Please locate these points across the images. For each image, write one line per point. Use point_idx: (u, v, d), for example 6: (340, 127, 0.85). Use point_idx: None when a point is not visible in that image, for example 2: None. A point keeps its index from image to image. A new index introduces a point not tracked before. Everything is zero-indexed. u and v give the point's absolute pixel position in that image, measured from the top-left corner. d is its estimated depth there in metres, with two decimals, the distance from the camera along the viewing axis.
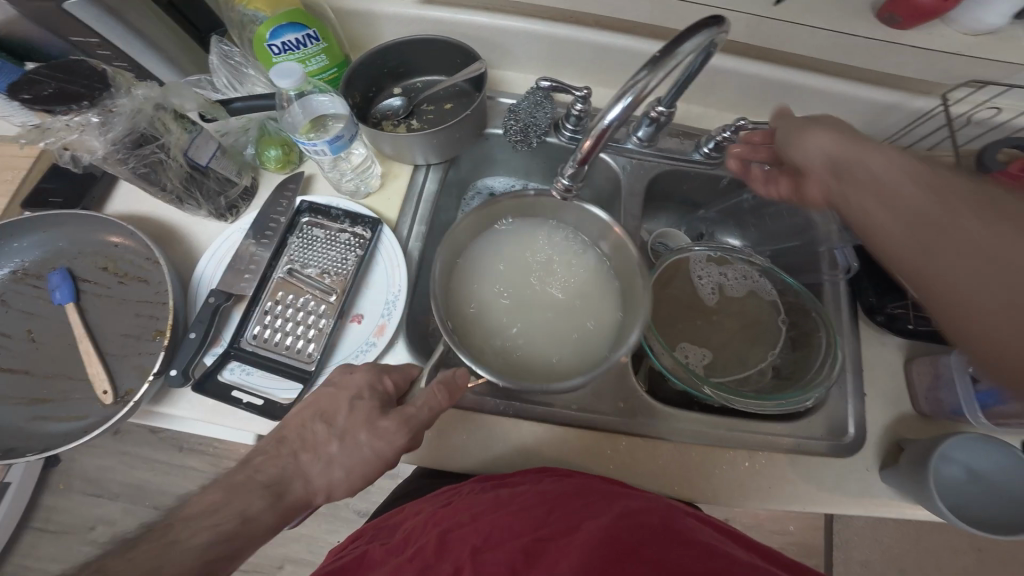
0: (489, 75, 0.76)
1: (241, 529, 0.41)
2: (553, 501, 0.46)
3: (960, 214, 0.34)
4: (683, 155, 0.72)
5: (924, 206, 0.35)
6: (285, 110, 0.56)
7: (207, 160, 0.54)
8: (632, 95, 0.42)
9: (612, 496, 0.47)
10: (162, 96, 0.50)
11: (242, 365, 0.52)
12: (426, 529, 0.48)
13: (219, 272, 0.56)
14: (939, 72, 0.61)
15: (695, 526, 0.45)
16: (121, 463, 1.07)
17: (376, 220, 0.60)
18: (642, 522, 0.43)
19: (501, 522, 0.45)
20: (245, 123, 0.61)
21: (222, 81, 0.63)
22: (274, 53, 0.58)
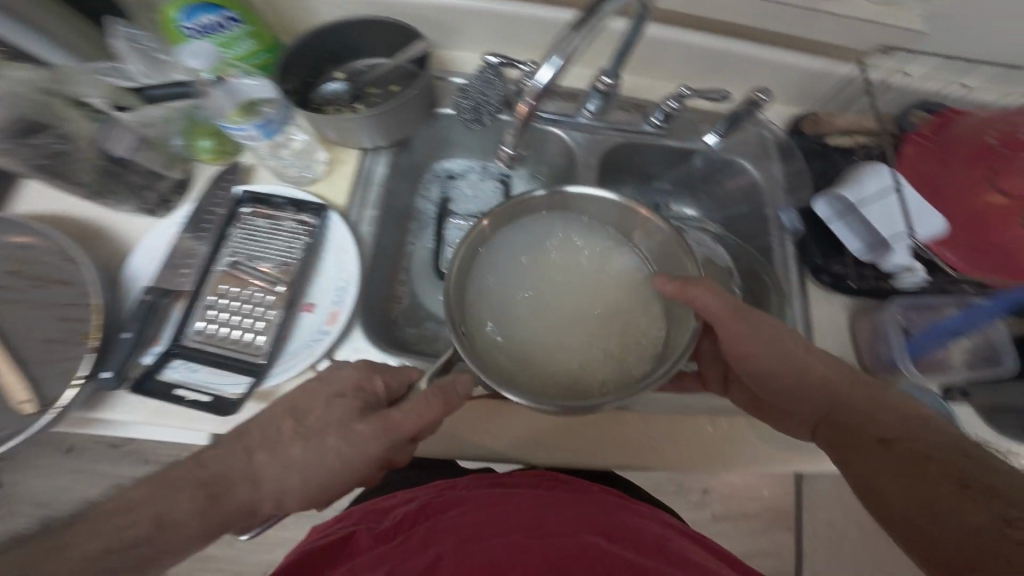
0: (438, 56, 0.74)
1: (156, 533, 0.39)
2: (549, 508, 0.49)
3: (844, 395, 0.50)
4: (634, 127, 0.73)
5: (828, 389, 0.51)
6: (206, 97, 0.54)
7: (125, 150, 0.55)
8: (559, 56, 0.45)
9: (609, 509, 0.51)
10: (49, 83, 0.53)
11: (186, 363, 0.51)
12: (417, 516, 0.51)
13: (153, 267, 0.55)
14: (857, 38, 0.66)
15: (684, 549, 0.48)
16: (79, 481, 1.04)
17: (321, 206, 0.59)
18: (635, 542, 0.46)
19: (494, 517, 0.47)
20: (167, 113, 0.57)
21: (136, 69, 0.59)
22: (191, 36, 0.56)
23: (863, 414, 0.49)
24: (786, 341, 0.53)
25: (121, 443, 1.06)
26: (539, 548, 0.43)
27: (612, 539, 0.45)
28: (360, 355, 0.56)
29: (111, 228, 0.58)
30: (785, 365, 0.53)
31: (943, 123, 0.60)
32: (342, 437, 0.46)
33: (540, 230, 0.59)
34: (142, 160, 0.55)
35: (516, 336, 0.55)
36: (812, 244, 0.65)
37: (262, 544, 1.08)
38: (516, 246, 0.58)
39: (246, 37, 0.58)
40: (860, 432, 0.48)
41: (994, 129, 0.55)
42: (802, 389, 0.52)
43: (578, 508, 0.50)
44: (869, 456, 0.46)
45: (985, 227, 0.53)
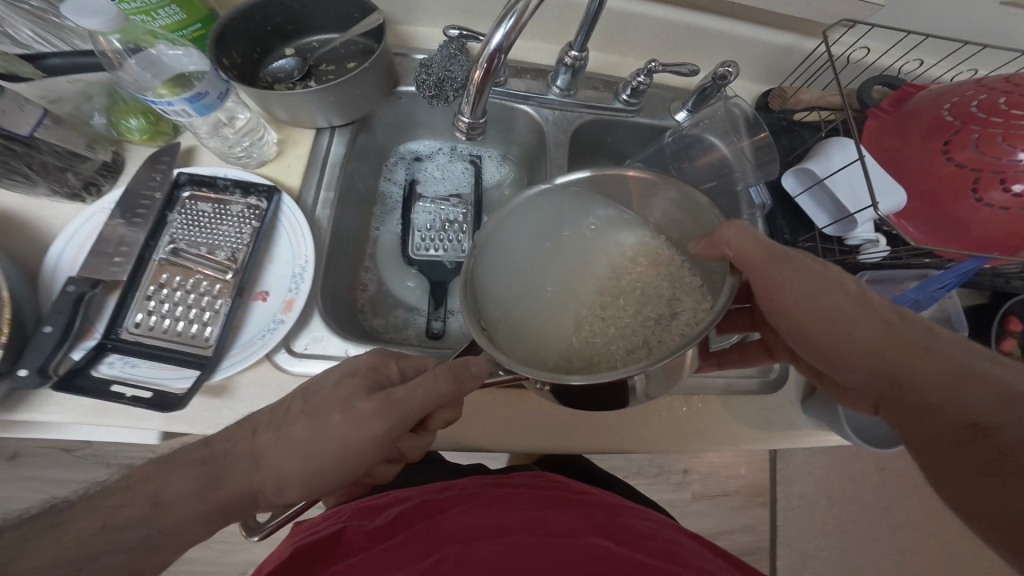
0: (397, 30, 0.71)
1: (149, 515, 0.36)
2: (553, 509, 0.47)
3: (919, 365, 0.40)
4: (605, 103, 0.72)
5: (900, 360, 0.40)
6: (120, 70, 0.50)
7: (29, 127, 0.48)
8: (513, 17, 0.41)
9: (614, 515, 0.49)
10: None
11: (124, 357, 0.48)
12: (415, 514, 0.48)
13: (81, 255, 0.51)
14: (819, 11, 0.65)
15: (698, 554, 0.45)
16: (27, 491, 0.99)
17: (270, 188, 0.56)
18: (645, 544, 0.44)
19: (497, 518, 0.46)
20: (86, 87, 0.56)
21: (29, 34, 0.56)
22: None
23: (948, 393, 0.38)
24: (843, 303, 0.42)
25: (74, 450, 1.00)
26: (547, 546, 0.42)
27: (623, 541, 0.44)
28: (320, 344, 0.53)
29: (30, 215, 0.53)
30: (839, 337, 0.42)
31: (903, 94, 0.60)
32: (344, 416, 0.42)
33: (560, 212, 0.53)
34: (58, 140, 0.50)
35: (539, 328, 0.50)
36: (779, 218, 0.65)
37: (232, 549, 1.04)
38: (533, 231, 0.52)
39: (170, 3, 0.53)
40: (943, 417, 0.38)
41: (950, 101, 0.53)
42: (868, 360, 0.41)
43: (583, 513, 0.48)
44: (952, 449, 0.37)
45: (942, 201, 0.55)
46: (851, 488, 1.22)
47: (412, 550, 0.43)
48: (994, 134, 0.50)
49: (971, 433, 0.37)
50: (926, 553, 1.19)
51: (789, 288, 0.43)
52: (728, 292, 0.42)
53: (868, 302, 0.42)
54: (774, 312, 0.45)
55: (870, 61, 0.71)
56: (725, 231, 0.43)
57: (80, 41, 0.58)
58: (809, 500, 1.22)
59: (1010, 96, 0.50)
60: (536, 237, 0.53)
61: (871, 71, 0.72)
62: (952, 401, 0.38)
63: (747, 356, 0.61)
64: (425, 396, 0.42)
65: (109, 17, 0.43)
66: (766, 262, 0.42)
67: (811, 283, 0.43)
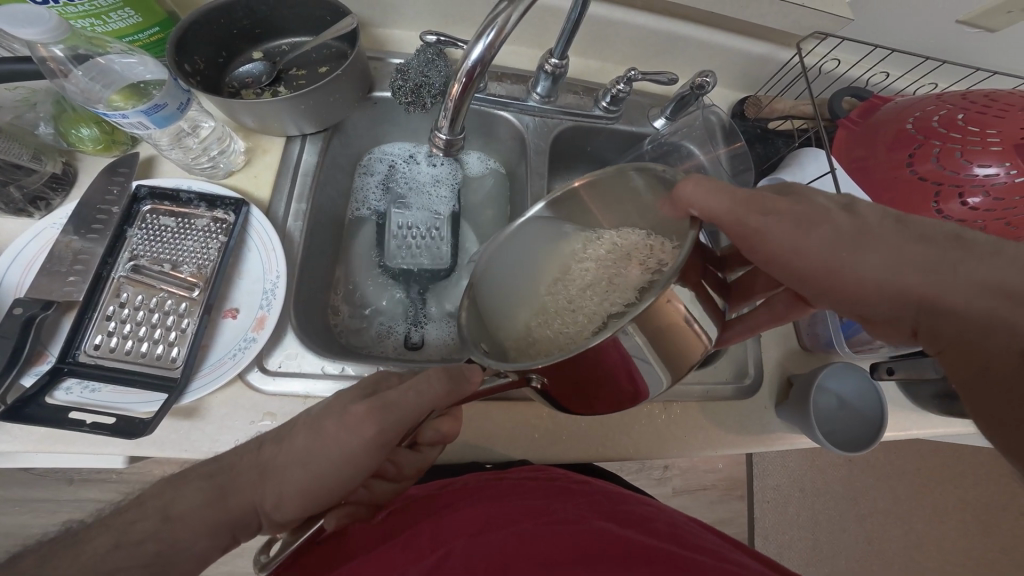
0: (371, 34, 0.69)
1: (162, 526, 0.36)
2: (555, 495, 0.47)
3: (951, 294, 0.36)
4: (584, 111, 0.71)
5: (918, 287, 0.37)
6: (65, 79, 0.47)
7: None
8: (491, 33, 0.40)
9: (614, 501, 0.49)
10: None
11: (82, 382, 0.45)
12: (416, 517, 0.48)
13: (29, 277, 0.48)
14: (793, 24, 0.66)
15: (702, 535, 0.45)
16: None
17: (238, 201, 0.54)
18: (650, 529, 0.44)
19: (498, 512, 0.45)
20: (29, 95, 0.53)
21: None
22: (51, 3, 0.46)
23: (995, 328, 0.35)
24: (837, 238, 0.39)
25: (30, 470, 0.95)
26: (551, 534, 0.42)
27: (626, 525, 0.44)
28: (295, 361, 0.52)
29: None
30: (845, 274, 0.39)
31: (871, 106, 0.61)
32: (339, 423, 0.41)
33: (545, 223, 0.53)
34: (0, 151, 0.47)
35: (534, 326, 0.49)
36: None
37: None
38: (520, 243, 0.53)
39: (123, 6, 0.49)
40: (993, 343, 0.35)
41: (913, 115, 0.55)
42: (884, 292, 0.39)
43: (584, 500, 0.47)
44: (992, 376, 0.35)
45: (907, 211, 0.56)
46: (820, 478, 1.28)
47: (418, 544, 0.43)
48: (952, 149, 0.52)
49: (1011, 358, 0.34)
50: (890, 542, 1.25)
51: (765, 236, 0.41)
52: (689, 240, 0.37)
53: (870, 231, 0.39)
54: (765, 266, 0.43)
55: (842, 72, 0.73)
56: (685, 189, 0.41)
57: (21, 47, 0.53)
58: (783, 492, 1.26)
59: (966, 112, 0.52)
60: (525, 251, 0.53)
61: (841, 82, 0.74)
62: (990, 325, 0.35)
63: (781, 315, 0.50)
64: (416, 399, 0.42)
65: (46, 27, 0.40)
66: (734, 215, 0.41)
67: (794, 221, 0.40)
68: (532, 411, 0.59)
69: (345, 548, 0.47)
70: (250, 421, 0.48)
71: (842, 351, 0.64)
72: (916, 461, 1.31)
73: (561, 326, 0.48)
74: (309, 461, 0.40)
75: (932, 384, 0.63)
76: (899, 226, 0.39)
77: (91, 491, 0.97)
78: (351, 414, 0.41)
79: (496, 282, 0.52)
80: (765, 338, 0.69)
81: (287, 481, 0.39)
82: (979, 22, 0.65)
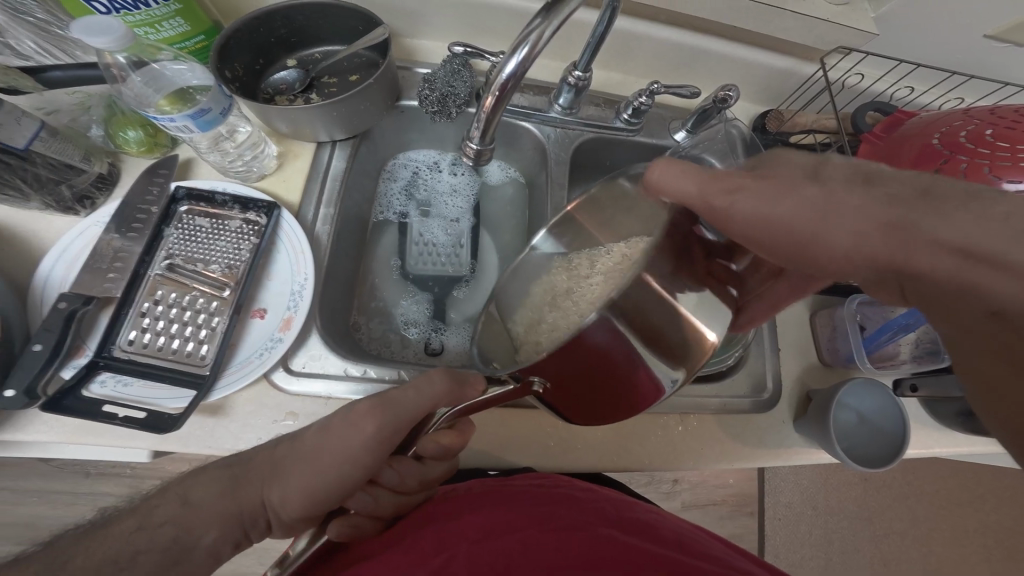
0: (399, 44, 0.71)
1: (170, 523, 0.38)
2: (558, 500, 0.47)
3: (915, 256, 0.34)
4: (605, 123, 0.72)
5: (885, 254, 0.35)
6: (122, 83, 0.50)
7: (27, 140, 0.47)
8: (525, 48, 0.40)
9: (619, 508, 0.48)
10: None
11: (115, 377, 0.46)
12: (416, 522, 0.48)
13: (73, 272, 0.50)
14: (817, 39, 0.67)
15: (710, 543, 0.44)
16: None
17: (271, 204, 0.55)
18: (653, 536, 0.43)
19: (501, 517, 0.45)
20: (84, 99, 0.56)
21: (28, 45, 0.54)
22: (105, 11, 0.48)
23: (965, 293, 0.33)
24: (803, 217, 0.37)
25: (49, 460, 0.97)
26: (552, 543, 0.41)
27: (629, 531, 0.43)
28: (318, 362, 0.52)
29: (20, 228, 0.52)
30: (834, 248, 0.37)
31: (896, 121, 0.61)
32: (356, 428, 0.41)
33: (551, 252, 0.56)
34: (55, 152, 0.49)
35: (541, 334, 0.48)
36: None
37: None
38: (525, 268, 0.55)
39: (174, 16, 0.52)
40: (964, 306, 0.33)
41: (939, 131, 0.54)
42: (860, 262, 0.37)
43: (589, 506, 0.47)
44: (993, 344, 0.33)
45: None
46: (836, 497, 1.24)
47: (419, 547, 0.44)
48: (981, 164, 0.51)
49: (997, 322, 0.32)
50: (905, 566, 1.21)
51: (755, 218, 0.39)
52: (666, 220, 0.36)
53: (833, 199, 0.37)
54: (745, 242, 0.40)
55: (865, 86, 0.73)
56: (652, 175, 0.40)
57: (83, 52, 0.56)
58: (795, 511, 1.23)
59: (996, 129, 0.51)
60: (531, 278, 0.55)
61: (865, 97, 0.74)
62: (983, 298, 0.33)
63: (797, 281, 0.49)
64: (417, 396, 0.43)
65: (116, 35, 0.42)
66: (705, 196, 0.38)
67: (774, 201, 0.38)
68: (547, 419, 0.59)
69: (356, 550, 0.47)
70: (272, 420, 0.49)
71: (864, 366, 0.62)
72: (935, 482, 1.28)
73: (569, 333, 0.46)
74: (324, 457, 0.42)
75: (957, 403, 0.62)
76: (862, 184, 0.37)
77: (103, 485, 0.98)
78: (358, 417, 0.42)
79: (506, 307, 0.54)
80: (783, 352, 0.68)
81: (306, 480, 0.40)
82: (1008, 38, 0.64)
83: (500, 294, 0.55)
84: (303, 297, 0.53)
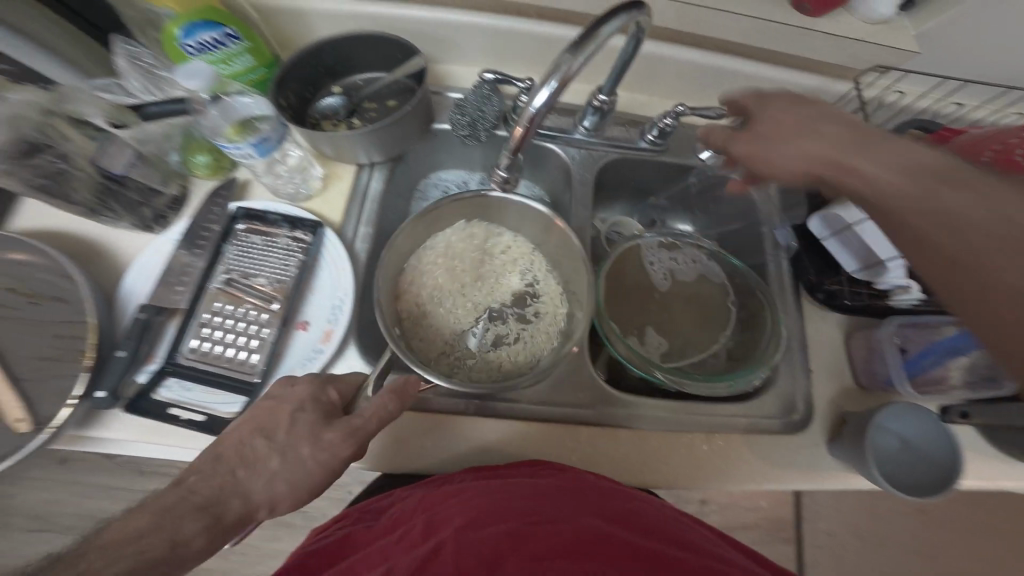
0: (432, 70, 0.74)
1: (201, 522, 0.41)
2: (542, 490, 0.48)
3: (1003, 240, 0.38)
4: (629, 143, 0.73)
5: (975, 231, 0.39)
6: (201, 114, 0.56)
7: (121, 168, 0.56)
8: (556, 80, 0.40)
9: (604, 499, 0.49)
10: (50, 103, 0.54)
11: (180, 382, 0.52)
12: (415, 512, 0.50)
13: (149, 287, 0.56)
14: (848, 57, 0.66)
15: (676, 528, 0.48)
16: (67, 494, 1.04)
17: (317, 224, 0.60)
18: (626, 522, 0.46)
19: (487, 506, 0.46)
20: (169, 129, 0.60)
21: (136, 85, 0.59)
22: (190, 53, 0.56)
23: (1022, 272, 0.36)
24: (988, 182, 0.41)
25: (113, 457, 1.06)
26: (538, 536, 0.43)
27: (615, 523, 0.45)
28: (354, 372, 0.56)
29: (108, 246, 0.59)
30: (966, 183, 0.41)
31: (941, 139, 0.59)
32: None
33: (467, 225, 0.70)
34: (142, 177, 0.57)
35: (441, 313, 0.67)
36: (807, 260, 0.68)
37: (254, 555, 1.08)
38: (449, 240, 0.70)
39: (243, 52, 0.59)
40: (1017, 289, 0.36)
41: (992, 147, 0.54)
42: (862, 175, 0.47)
43: (571, 494, 0.48)
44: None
45: None
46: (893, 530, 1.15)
47: (411, 538, 0.46)
48: None
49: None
50: None
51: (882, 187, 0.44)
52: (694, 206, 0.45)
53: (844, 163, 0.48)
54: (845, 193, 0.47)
55: (906, 103, 0.71)
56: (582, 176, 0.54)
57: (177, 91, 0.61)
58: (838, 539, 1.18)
59: None
60: (450, 247, 0.70)
61: (907, 113, 0.72)
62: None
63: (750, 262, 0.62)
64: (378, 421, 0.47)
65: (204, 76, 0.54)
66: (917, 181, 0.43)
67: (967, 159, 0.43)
68: (570, 434, 0.60)
69: None
70: None
71: (904, 389, 0.60)
72: None
73: (457, 325, 0.67)
74: (281, 434, 0.46)
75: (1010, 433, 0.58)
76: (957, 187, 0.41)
77: (156, 483, 1.06)
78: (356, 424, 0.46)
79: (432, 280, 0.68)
80: (815, 374, 0.67)
81: None
82: None
83: (415, 260, 0.68)
84: (342, 310, 0.57)
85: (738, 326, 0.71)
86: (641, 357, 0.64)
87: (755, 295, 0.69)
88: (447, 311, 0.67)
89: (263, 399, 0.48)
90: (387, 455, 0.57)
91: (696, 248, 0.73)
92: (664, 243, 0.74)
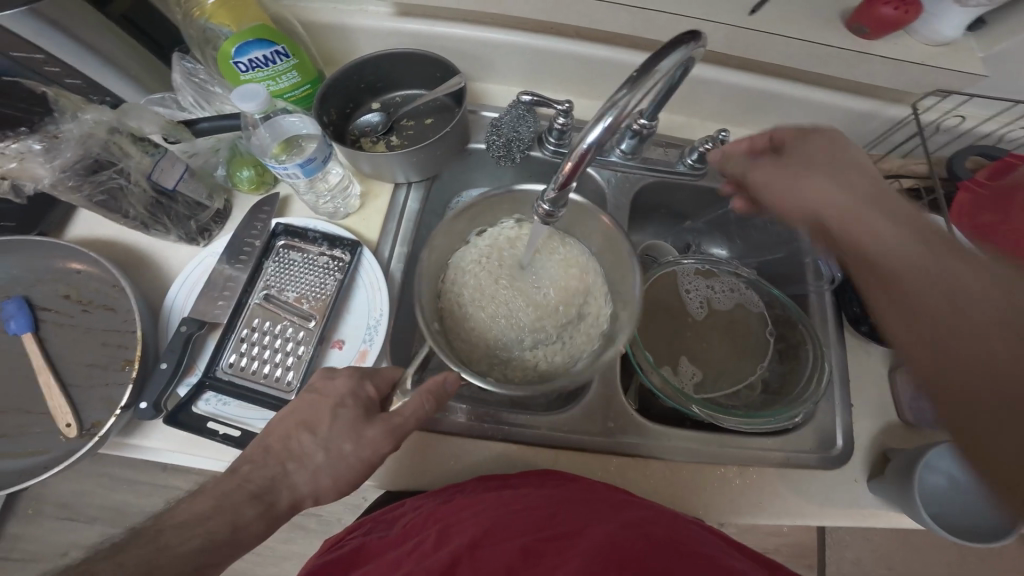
0: (470, 88, 0.74)
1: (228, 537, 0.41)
2: (557, 504, 0.46)
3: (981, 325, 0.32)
4: (668, 166, 0.71)
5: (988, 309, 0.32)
6: (251, 133, 0.57)
7: (173, 182, 0.55)
8: (612, 115, 0.39)
9: (615, 507, 0.46)
10: (115, 119, 0.51)
11: (218, 395, 0.53)
12: (427, 522, 0.48)
13: (192, 299, 0.57)
14: (906, 82, 0.63)
15: (700, 540, 0.44)
16: (94, 486, 1.08)
17: (354, 243, 0.60)
18: (644, 533, 0.42)
19: (503, 518, 0.45)
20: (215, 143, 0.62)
21: (188, 99, 0.62)
22: (241, 70, 0.57)
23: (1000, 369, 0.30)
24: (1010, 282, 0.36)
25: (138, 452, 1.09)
26: (551, 551, 0.42)
27: (627, 531, 0.42)
28: None
29: (155, 258, 0.61)
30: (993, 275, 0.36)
31: (1004, 166, 0.56)
32: None
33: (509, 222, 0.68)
34: (189, 192, 0.57)
35: (483, 316, 0.64)
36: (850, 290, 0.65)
37: (269, 554, 1.10)
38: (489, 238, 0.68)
39: (290, 69, 0.60)
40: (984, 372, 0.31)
41: None
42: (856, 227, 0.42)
43: (587, 509, 0.45)
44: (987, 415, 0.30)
45: None
46: (917, 560, 1.11)
47: (426, 548, 0.44)
48: None
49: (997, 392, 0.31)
50: None
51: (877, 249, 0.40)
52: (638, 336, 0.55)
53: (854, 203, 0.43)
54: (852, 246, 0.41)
55: (966, 128, 0.67)
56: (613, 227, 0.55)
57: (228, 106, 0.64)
58: (864, 570, 1.13)
59: None
60: (489, 243, 0.67)
61: (967, 138, 0.68)
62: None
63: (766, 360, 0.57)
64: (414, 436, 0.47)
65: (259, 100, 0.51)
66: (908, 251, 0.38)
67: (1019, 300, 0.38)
68: (598, 463, 0.59)
69: None
70: None
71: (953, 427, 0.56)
72: None
73: (502, 329, 0.64)
74: (324, 429, 0.47)
75: None
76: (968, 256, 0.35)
77: (176, 480, 1.09)
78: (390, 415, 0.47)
79: (472, 279, 0.65)
80: (858, 409, 0.63)
81: None
82: None
83: (459, 260, 0.67)
84: (376, 327, 0.57)
85: (777, 356, 0.68)
86: (676, 388, 0.61)
87: (795, 328, 0.66)
88: (487, 314, 0.64)
89: (304, 392, 0.49)
90: (408, 469, 0.57)
91: (734, 276, 0.72)
92: (700, 270, 0.73)
